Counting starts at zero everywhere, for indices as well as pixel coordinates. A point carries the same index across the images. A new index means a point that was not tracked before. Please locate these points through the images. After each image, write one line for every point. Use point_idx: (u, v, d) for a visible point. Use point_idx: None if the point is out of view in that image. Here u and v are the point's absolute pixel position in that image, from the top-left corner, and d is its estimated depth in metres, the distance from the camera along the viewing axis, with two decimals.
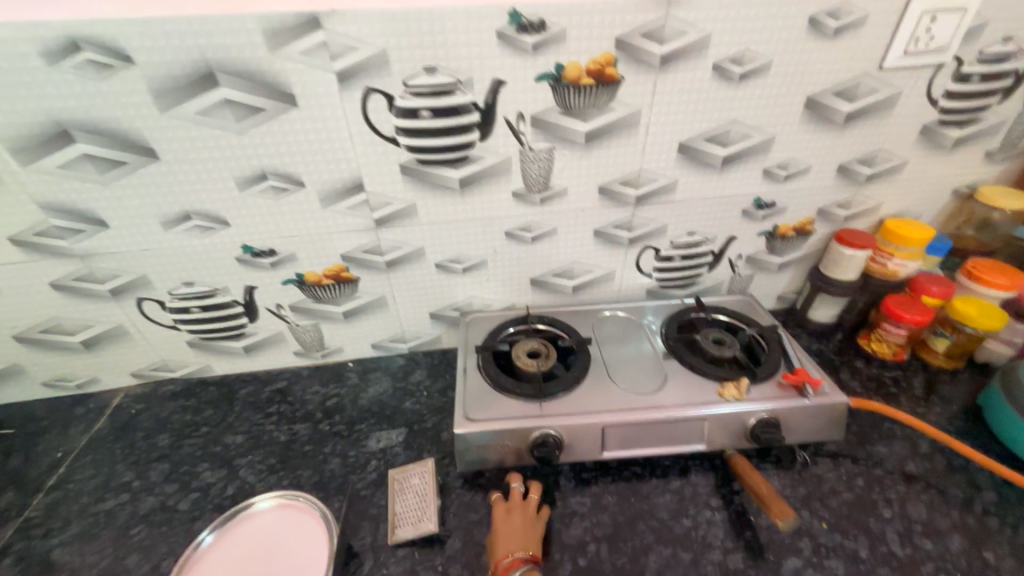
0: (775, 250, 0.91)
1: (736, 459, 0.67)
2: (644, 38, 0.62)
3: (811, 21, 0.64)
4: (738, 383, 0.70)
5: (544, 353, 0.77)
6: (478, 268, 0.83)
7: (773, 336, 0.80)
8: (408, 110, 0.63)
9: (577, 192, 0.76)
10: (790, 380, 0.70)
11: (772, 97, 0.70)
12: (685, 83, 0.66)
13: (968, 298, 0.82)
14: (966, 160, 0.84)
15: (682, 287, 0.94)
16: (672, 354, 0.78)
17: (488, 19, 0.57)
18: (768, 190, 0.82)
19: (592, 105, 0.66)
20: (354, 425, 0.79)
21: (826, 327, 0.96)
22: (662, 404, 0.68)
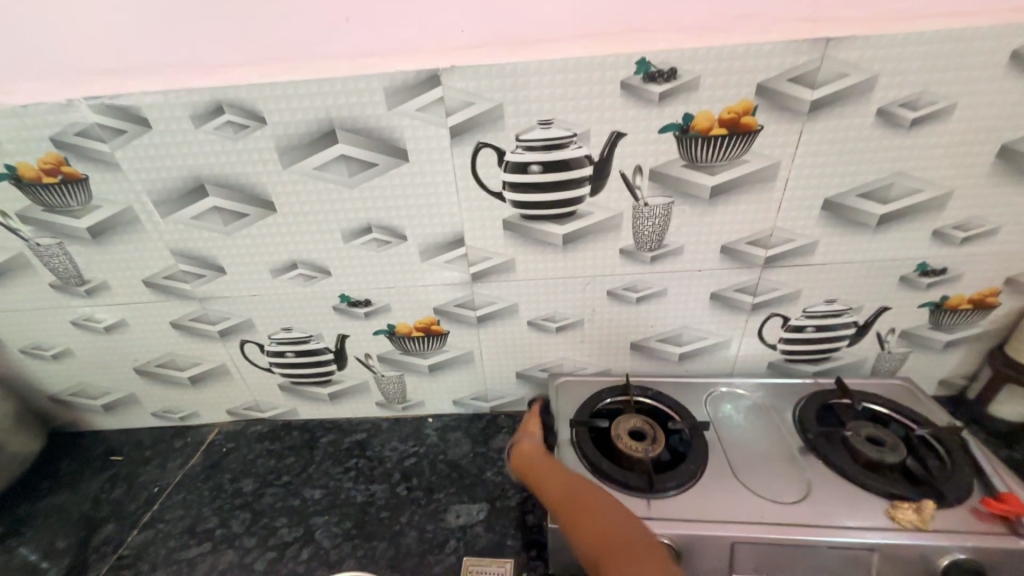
0: (942, 325, 0.74)
1: None
2: (792, 83, 0.54)
3: (1014, 55, 0.52)
4: (916, 505, 0.55)
5: (650, 435, 0.67)
6: (573, 327, 0.75)
7: (956, 441, 0.62)
8: (517, 165, 0.59)
9: (694, 252, 0.67)
10: (995, 509, 0.53)
11: (953, 146, 0.57)
12: (838, 132, 0.57)
13: None
14: None
15: (812, 362, 0.78)
16: (813, 453, 0.64)
17: (613, 69, 0.53)
18: (937, 255, 0.67)
19: (722, 157, 0.59)
20: (431, 492, 0.73)
21: (1017, 428, 0.75)
22: (811, 522, 0.55)
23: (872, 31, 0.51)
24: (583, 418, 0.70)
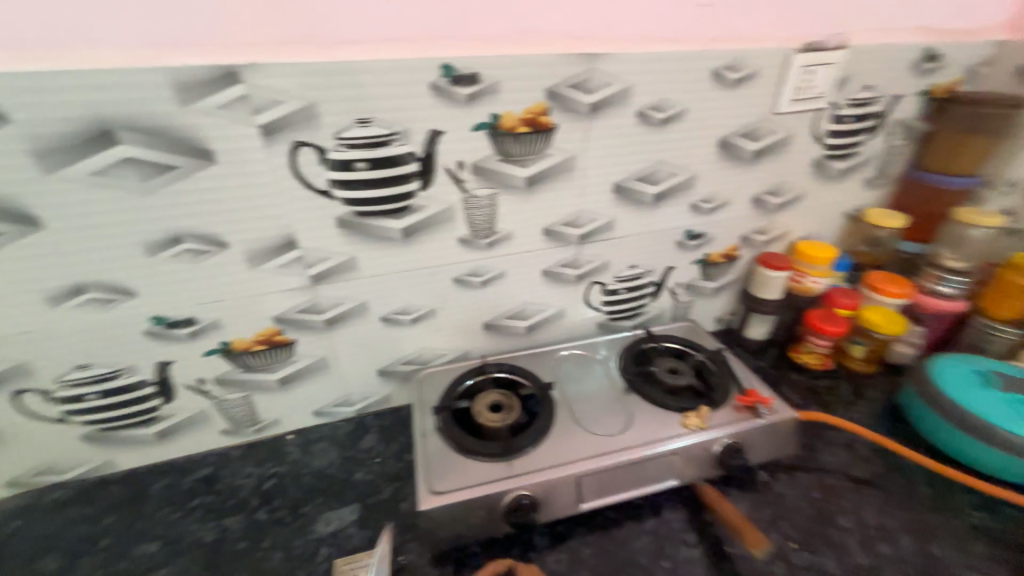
0: (709, 276, 0.98)
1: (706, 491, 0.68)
2: (573, 89, 0.65)
3: (714, 73, 0.71)
4: (698, 412, 0.72)
5: (506, 405, 0.74)
6: (426, 317, 0.79)
7: (721, 359, 0.83)
8: (342, 163, 0.60)
9: (522, 235, 0.76)
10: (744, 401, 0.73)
11: (690, 139, 0.76)
12: (613, 129, 0.71)
13: (874, 307, 0.93)
14: (848, 188, 0.97)
15: (629, 317, 0.97)
16: (632, 390, 0.78)
17: (421, 72, 0.58)
18: (696, 223, 0.88)
19: (530, 151, 0.68)
20: (297, 509, 0.70)
21: (763, 344, 1.03)
22: (632, 445, 0.68)
23: (621, 50, 0.65)
24: (445, 401, 0.74)
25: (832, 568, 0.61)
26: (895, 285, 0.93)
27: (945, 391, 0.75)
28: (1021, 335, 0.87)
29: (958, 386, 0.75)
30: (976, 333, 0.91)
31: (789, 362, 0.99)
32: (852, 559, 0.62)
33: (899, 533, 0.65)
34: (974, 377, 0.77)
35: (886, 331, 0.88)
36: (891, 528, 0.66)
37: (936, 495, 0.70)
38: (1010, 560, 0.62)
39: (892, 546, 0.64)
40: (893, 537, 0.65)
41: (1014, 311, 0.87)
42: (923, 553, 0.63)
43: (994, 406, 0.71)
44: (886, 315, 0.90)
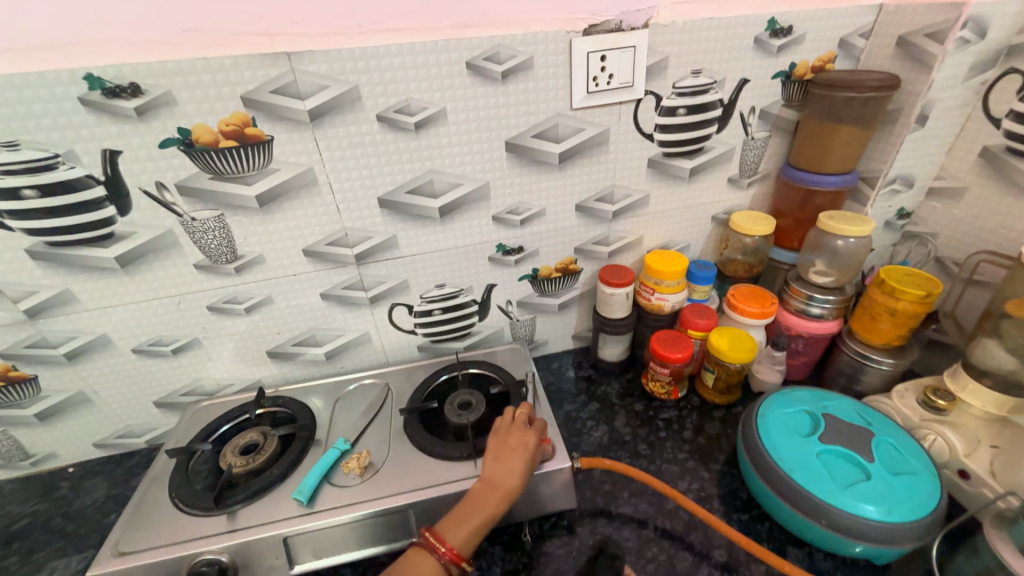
0: (546, 292, 0.87)
1: None
2: (276, 95, 0.56)
3: (469, 66, 0.60)
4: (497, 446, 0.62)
5: (258, 446, 0.67)
6: (191, 347, 0.73)
7: (520, 394, 0.73)
8: (5, 191, 0.54)
9: (277, 258, 0.68)
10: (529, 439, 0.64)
11: (463, 144, 0.66)
12: (351, 138, 0.61)
13: (726, 330, 0.79)
14: (710, 187, 0.83)
15: (457, 338, 0.87)
16: (404, 430, 0.70)
17: (61, 86, 0.50)
18: (508, 236, 0.77)
19: (248, 168, 0.60)
20: (29, 556, 0.66)
21: (619, 366, 0.91)
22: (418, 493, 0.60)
23: (328, 47, 0.55)
24: (194, 441, 0.68)
25: None
26: (754, 303, 0.79)
27: (762, 441, 0.63)
28: (894, 366, 0.73)
29: (779, 435, 0.63)
30: (846, 360, 0.77)
31: (639, 388, 0.87)
32: None
33: None
34: (802, 423, 0.65)
35: (731, 360, 0.75)
36: None
37: (728, 566, 0.60)
38: None
39: None
40: None
41: (886, 338, 0.73)
42: None
43: (808, 463, 0.59)
44: (735, 340, 0.77)
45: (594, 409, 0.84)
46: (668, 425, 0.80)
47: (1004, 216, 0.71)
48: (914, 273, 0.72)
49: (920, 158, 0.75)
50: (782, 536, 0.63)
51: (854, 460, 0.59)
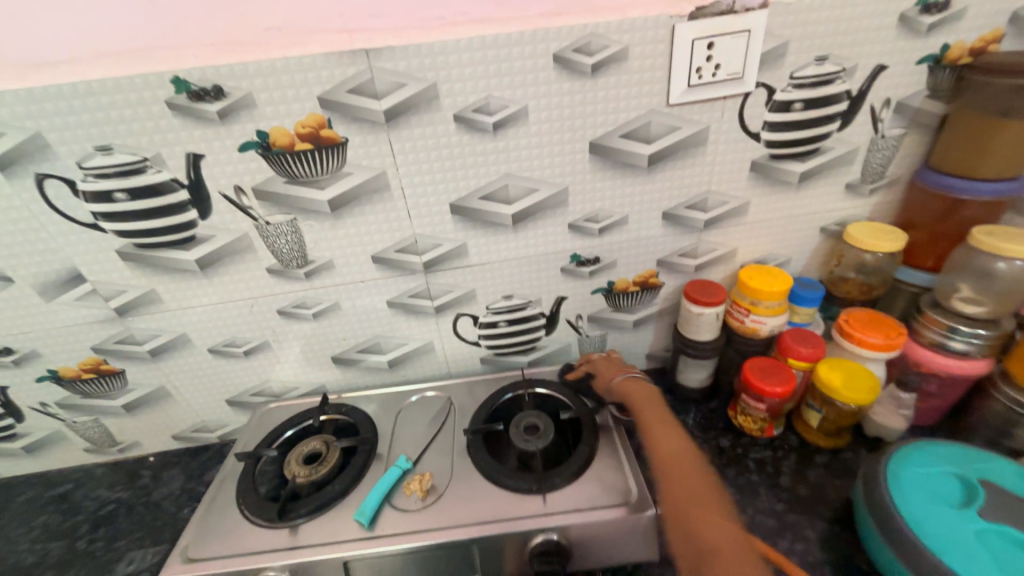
0: (621, 307, 0.79)
1: None
2: (353, 95, 0.53)
3: (556, 59, 0.54)
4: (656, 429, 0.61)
5: (321, 457, 0.66)
6: (262, 349, 0.73)
7: (591, 422, 0.66)
8: (98, 193, 0.55)
9: (346, 264, 0.66)
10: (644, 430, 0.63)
11: (542, 145, 0.60)
12: (426, 139, 0.57)
13: (839, 362, 0.68)
14: (823, 194, 0.71)
15: (522, 352, 0.82)
16: (467, 452, 0.65)
17: (150, 90, 0.50)
18: (584, 246, 0.71)
19: (322, 171, 0.58)
20: (111, 543, 0.68)
21: (700, 393, 0.81)
22: (482, 528, 0.55)
23: (408, 42, 0.51)
24: (261, 446, 0.68)
25: None
26: (876, 332, 0.67)
27: (897, 509, 0.52)
28: None
29: (919, 503, 0.51)
30: (1000, 409, 0.63)
31: (724, 420, 0.77)
32: None
33: None
34: (950, 490, 0.52)
35: (846, 399, 0.64)
36: None
37: None
38: None
39: None
40: None
41: None
42: None
43: (966, 546, 0.47)
44: (851, 375, 0.65)
45: None
46: (761, 467, 0.69)
47: None
48: None
49: None
50: None
51: None
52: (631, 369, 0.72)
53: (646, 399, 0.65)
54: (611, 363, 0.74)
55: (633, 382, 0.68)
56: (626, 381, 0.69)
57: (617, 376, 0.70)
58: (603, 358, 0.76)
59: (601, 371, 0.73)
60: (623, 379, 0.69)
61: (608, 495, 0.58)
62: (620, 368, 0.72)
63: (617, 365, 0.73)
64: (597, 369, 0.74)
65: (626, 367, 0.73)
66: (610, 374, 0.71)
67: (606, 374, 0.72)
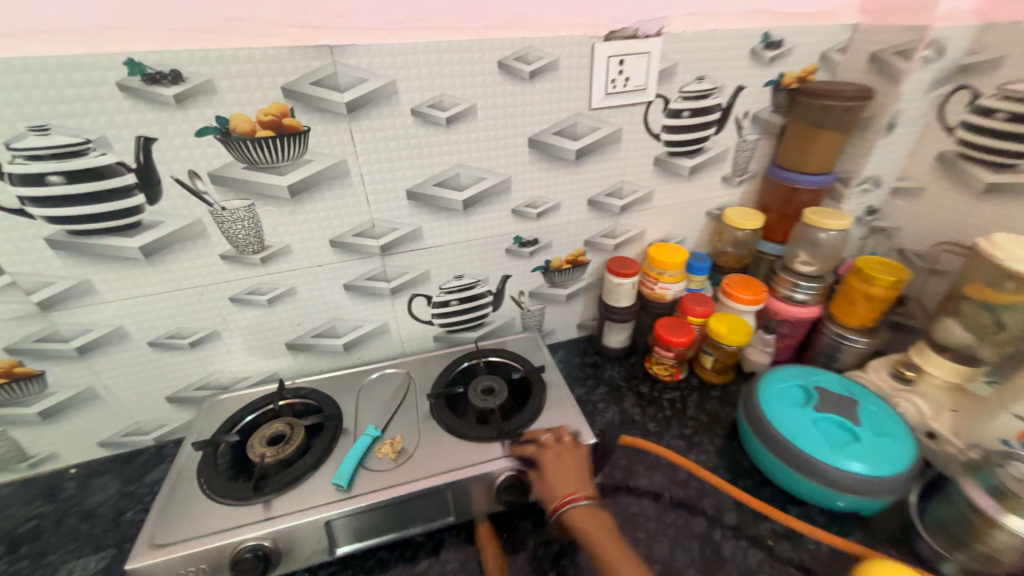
0: (556, 283, 0.92)
1: (478, 530, 0.64)
2: (317, 87, 0.57)
3: (500, 66, 0.64)
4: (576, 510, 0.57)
5: (286, 437, 0.68)
6: (210, 340, 0.72)
7: (539, 379, 0.77)
8: (28, 176, 0.52)
9: (304, 249, 0.69)
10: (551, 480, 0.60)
11: (489, 139, 0.69)
12: (385, 130, 0.63)
13: (723, 315, 0.87)
14: (706, 185, 0.90)
15: (471, 328, 0.90)
16: (432, 415, 0.72)
17: (99, 70, 0.49)
18: (525, 229, 0.81)
19: (283, 158, 0.60)
20: (41, 558, 0.63)
21: (622, 353, 0.97)
22: (453, 473, 0.62)
23: (370, 42, 0.57)
24: (219, 434, 0.67)
25: None
26: (747, 291, 0.87)
27: (763, 413, 0.70)
28: (868, 344, 0.82)
29: (776, 407, 0.71)
30: (828, 341, 0.86)
31: (643, 372, 0.93)
32: None
33: (683, 569, 0.61)
34: (796, 396, 0.72)
35: (729, 342, 0.82)
36: (676, 565, 0.62)
37: (737, 526, 0.66)
38: None
39: None
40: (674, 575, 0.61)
41: (861, 319, 0.82)
42: None
43: (802, 426, 0.67)
44: (731, 324, 0.84)
45: (603, 392, 0.89)
46: (672, 404, 0.86)
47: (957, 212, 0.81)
48: (885, 263, 0.81)
49: (887, 161, 0.85)
50: (782, 497, 0.70)
51: (843, 425, 0.66)
52: (586, 485, 0.59)
53: (601, 533, 0.55)
54: (559, 465, 0.61)
55: (591, 511, 0.57)
56: (580, 513, 0.56)
57: (568, 498, 0.57)
58: (554, 441, 0.64)
59: (552, 473, 0.60)
60: (575, 506, 0.56)
61: None
62: (575, 479, 0.59)
63: (574, 476, 0.60)
64: (547, 468, 0.61)
65: (580, 480, 0.60)
66: (555, 493, 0.59)
67: (556, 484, 0.59)
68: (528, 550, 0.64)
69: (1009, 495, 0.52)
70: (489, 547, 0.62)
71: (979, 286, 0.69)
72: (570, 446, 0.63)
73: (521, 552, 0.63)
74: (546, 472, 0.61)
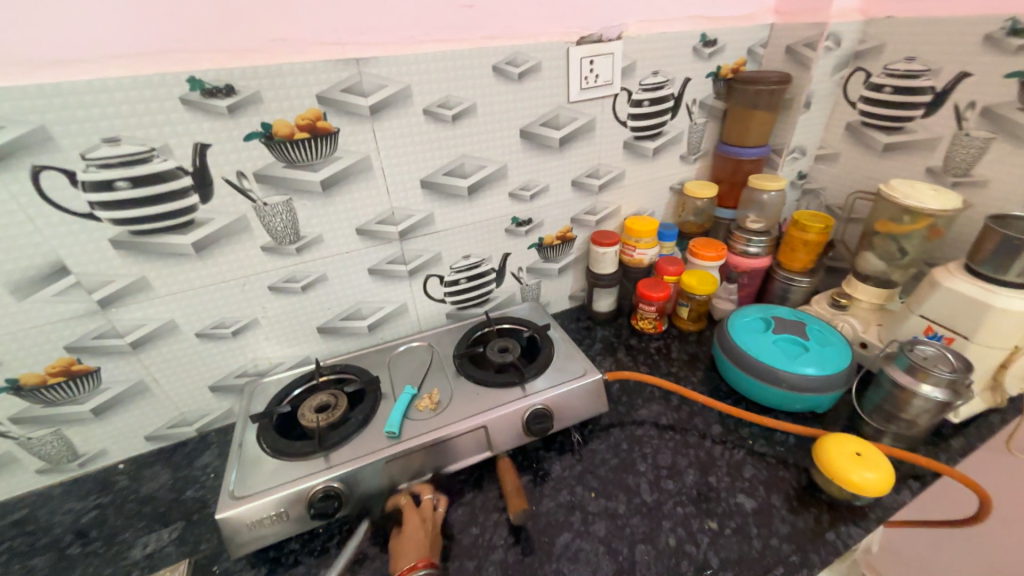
0: (549, 258, 1.04)
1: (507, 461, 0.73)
2: (346, 93, 0.67)
3: (494, 69, 0.76)
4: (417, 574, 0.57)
5: (333, 404, 0.76)
6: (250, 328, 0.79)
7: (546, 336, 0.89)
8: (99, 182, 0.59)
9: (334, 237, 0.78)
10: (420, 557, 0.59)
11: (487, 132, 0.81)
12: (401, 128, 0.74)
13: (693, 272, 1.02)
14: (668, 163, 1.06)
15: (478, 304, 1.01)
16: (459, 374, 0.82)
17: (165, 87, 0.58)
18: (520, 210, 0.93)
19: (316, 156, 0.70)
20: (114, 537, 0.68)
21: (611, 315, 1.10)
22: (486, 414, 0.73)
23: (388, 54, 0.68)
24: (271, 407, 0.75)
25: (621, 510, 0.69)
26: (710, 249, 1.03)
27: (734, 341, 0.85)
28: (810, 283, 1.00)
29: (743, 334, 0.86)
30: (779, 285, 1.03)
31: (630, 329, 1.07)
32: (640, 499, 0.70)
33: (684, 470, 0.74)
34: (757, 325, 0.88)
35: (700, 292, 0.98)
36: (678, 468, 0.74)
37: (723, 433, 0.80)
38: (770, 478, 0.72)
39: (677, 482, 0.72)
40: (678, 475, 0.73)
41: (802, 263, 0.99)
42: (702, 484, 0.72)
43: (763, 346, 0.82)
44: (701, 277, 0.99)
45: (599, 348, 1.02)
46: (659, 351, 1.00)
47: (866, 170, 1.00)
48: (817, 214, 0.98)
49: (809, 133, 1.03)
50: (757, 408, 0.84)
51: (796, 340, 0.82)
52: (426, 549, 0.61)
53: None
54: (410, 533, 0.63)
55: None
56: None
57: (415, 563, 0.58)
58: (430, 502, 0.67)
59: (404, 540, 0.62)
60: (418, 572, 0.57)
61: (570, 375, 0.80)
62: (419, 546, 0.61)
63: (420, 546, 0.61)
64: (404, 534, 0.63)
65: (422, 548, 0.61)
66: (403, 558, 0.60)
67: (401, 555, 0.60)
68: (557, 473, 0.75)
69: (918, 368, 0.68)
70: None
71: (886, 223, 0.87)
72: (417, 509, 0.66)
73: (552, 476, 0.74)
74: (403, 543, 0.62)
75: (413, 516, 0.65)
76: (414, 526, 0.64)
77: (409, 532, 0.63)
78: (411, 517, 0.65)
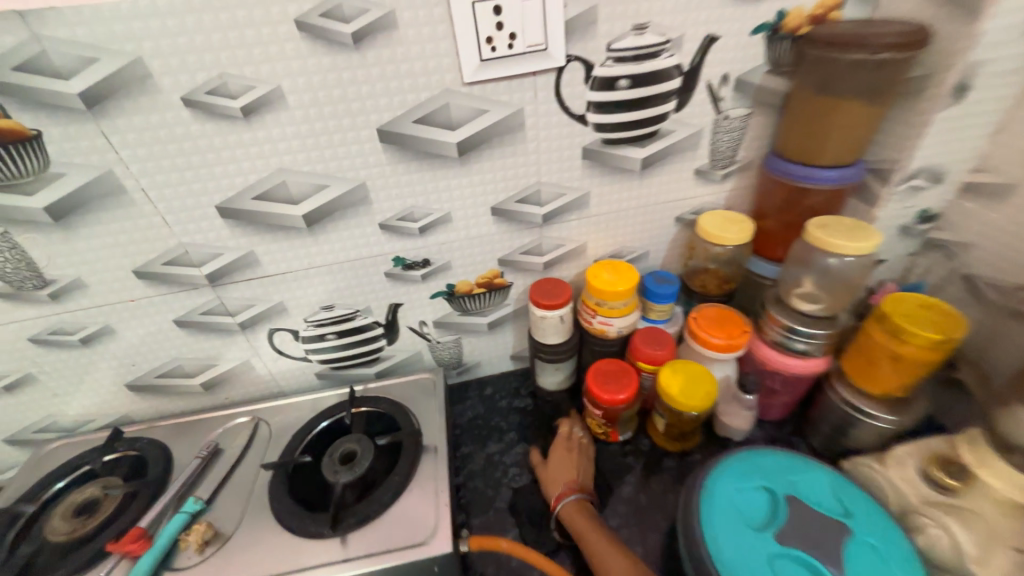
0: (469, 310, 0.72)
1: None
2: (25, 72, 0.41)
3: (302, 27, 0.44)
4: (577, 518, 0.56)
5: (98, 505, 0.56)
6: (28, 383, 0.61)
7: (410, 446, 0.60)
8: None
9: (102, 281, 0.55)
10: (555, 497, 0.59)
11: (317, 134, 0.50)
12: (153, 127, 0.46)
13: (681, 365, 0.63)
14: (671, 180, 0.64)
15: (364, 364, 0.73)
16: (268, 491, 0.57)
17: None
18: (406, 248, 0.62)
19: (20, 173, 0.45)
20: None
21: (561, 396, 0.76)
22: None
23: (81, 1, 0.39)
24: (26, 496, 0.58)
25: None
26: (718, 332, 0.62)
27: (701, 534, 0.48)
28: (894, 421, 0.56)
29: (720, 521, 0.49)
30: (834, 409, 0.61)
31: (579, 425, 0.72)
32: None
33: None
34: (755, 509, 0.50)
35: (683, 407, 0.60)
36: None
37: None
38: None
39: None
40: None
41: (887, 386, 0.56)
42: None
43: (750, 564, 0.45)
44: (689, 380, 0.61)
45: (521, 452, 0.70)
46: (605, 479, 0.65)
47: None
48: (931, 305, 0.54)
49: (956, 144, 0.55)
50: None
51: (809, 562, 0.45)
52: (579, 483, 0.60)
53: (588, 527, 0.55)
54: (568, 459, 0.63)
55: (580, 505, 0.57)
56: (575, 511, 0.57)
57: (561, 493, 0.59)
58: (580, 441, 0.66)
59: (545, 481, 0.62)
60: (569, 500, 0.58)
61: (411, 532, 0.52)
62: (573, 477, 0.61)
63: (575, 470, 0.62)
64: (552, 459, 0.64)
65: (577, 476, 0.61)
66: (557, 484, 0.61)
67: (554, 480, 0.61)
68: None
69: None
70: (583, 525, 0.55)
71: None
72: (580, 445, 0.65)
73: None
74: (551, 467, 0.63)
75: (560, 445, 0.65)
76: (565, 454, 0.64)
77: (567, 460, 0.63)
78: (560, 443, 0.65)
